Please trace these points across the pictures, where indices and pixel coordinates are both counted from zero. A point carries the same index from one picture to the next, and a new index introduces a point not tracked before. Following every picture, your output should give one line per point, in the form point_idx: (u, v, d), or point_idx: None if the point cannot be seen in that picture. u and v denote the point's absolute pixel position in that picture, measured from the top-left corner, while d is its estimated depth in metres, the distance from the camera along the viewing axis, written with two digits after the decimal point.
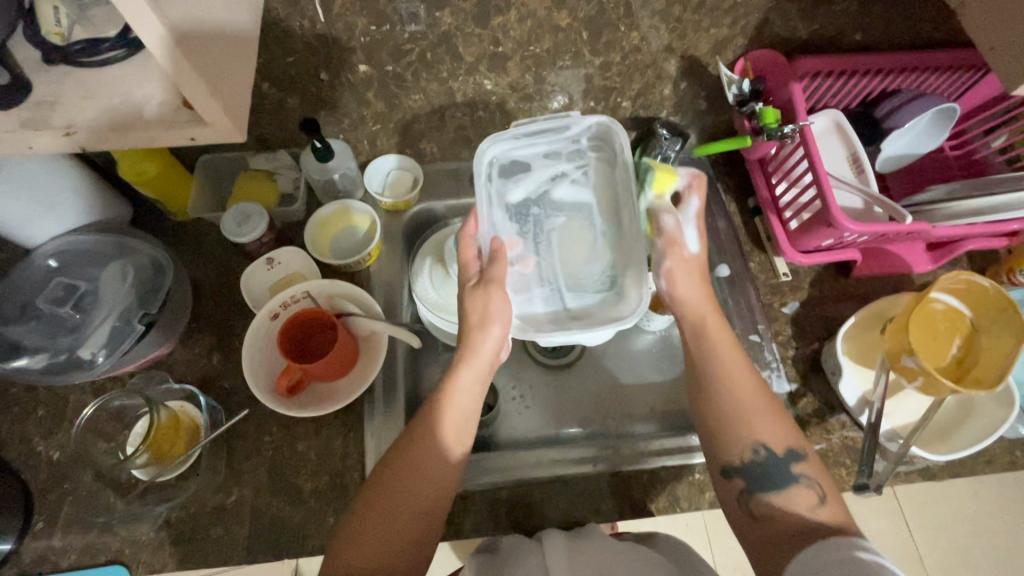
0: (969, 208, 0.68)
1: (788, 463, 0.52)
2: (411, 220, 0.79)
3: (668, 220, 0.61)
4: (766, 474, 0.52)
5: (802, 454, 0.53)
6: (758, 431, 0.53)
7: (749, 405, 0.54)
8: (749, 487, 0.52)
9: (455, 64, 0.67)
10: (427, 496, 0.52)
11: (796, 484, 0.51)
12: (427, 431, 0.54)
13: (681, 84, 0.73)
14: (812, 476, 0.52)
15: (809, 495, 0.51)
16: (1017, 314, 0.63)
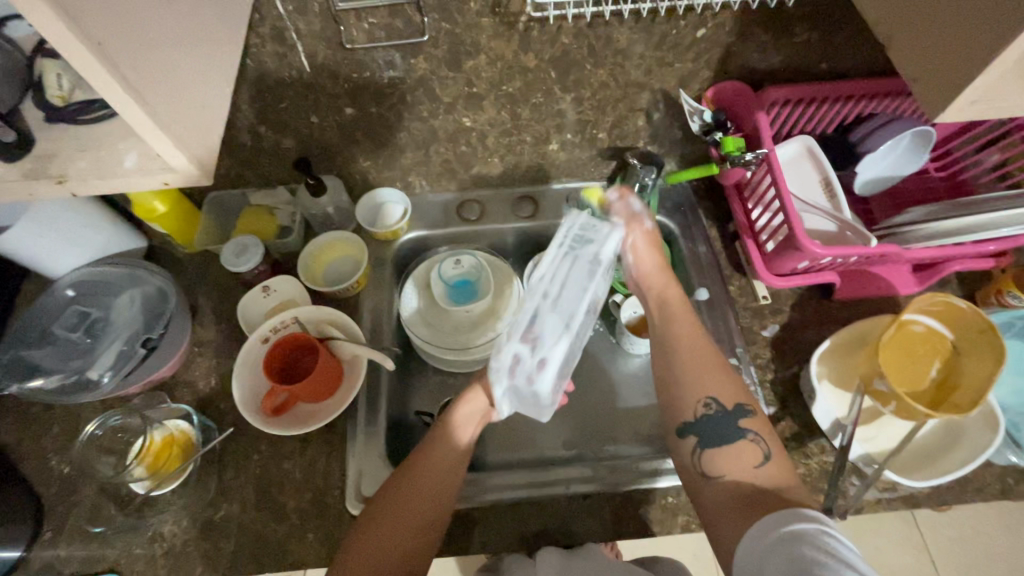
0: (943, 230, 0.67)
1: (738, 415, 0.56)
2: (401, 249, 0.84)
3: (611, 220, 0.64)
4: (716, 425, 0.56)
5: (749, 412, 0.56)
6: (713, 381, 0.58)
7: (704, 369, 0.58)
8: (702, 440, 0.55)
9: (434, 104, 0.72)
10: (425, 511, 0.57)
11: (746, 438, 0.55)
12: (428, 451, 0.60)
13: (653, 115, 0.76)
14: (756, 431, 0.55)
15: (756, 450, 0.54)
16: (996, 336, 0.62)
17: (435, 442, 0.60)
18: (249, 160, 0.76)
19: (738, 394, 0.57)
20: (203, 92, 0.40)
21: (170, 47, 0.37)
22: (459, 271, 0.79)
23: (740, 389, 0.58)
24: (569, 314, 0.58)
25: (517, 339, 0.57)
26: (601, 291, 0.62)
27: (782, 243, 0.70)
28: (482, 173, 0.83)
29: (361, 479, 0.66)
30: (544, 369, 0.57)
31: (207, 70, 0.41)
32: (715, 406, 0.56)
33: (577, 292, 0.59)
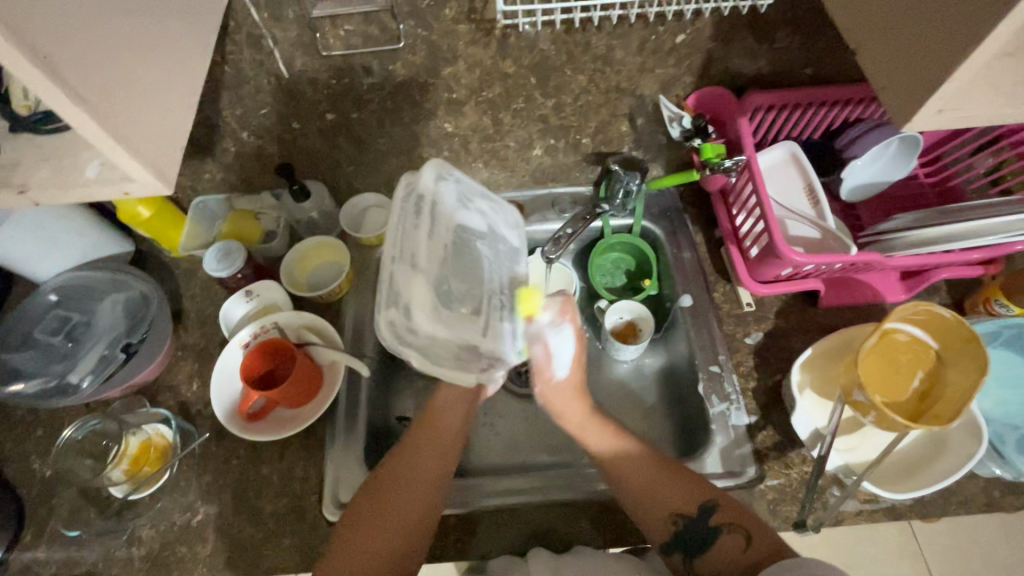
0: (928, 238, 0.66)
1: (705, 516, 0.56)
2: (387, 253, 0.84)
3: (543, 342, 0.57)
4: (692, 536, 0.56)
5: (714, 507, 0.56)
6: (671, 494, 0.58)
7: (659, 487, 0.58)
8: (685, 555, 0.56)
9: (415, 110, 0.72)
10: (410, 514, 0.56)
11: (721, 533, 0.55)
12: (405, 458, 0.60)
13: (636, 121, 0.76)
14: (729, 521, 0.55)
15: (735, 537, 0.54)
16: (979, 344, 0.60)
17: (412, 446, 0.60)
18: (232, 165, 0.76)
19: (701, 494, 0.57)
20: (167, 106, 0.41)
21: (127, 59, 0.37)
22: None
23: (703, 486, 0.58)
24: (418, 259, 0.53)
25: (384, 304, 0.53)
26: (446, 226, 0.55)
27: (763, 251, 0.70)
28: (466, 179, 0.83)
29: (338, 485, 0.66)
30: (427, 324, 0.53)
31: (172, 83, 0.41)
32: (684, 521, 0.56)
33: (410, 237, 0.53)
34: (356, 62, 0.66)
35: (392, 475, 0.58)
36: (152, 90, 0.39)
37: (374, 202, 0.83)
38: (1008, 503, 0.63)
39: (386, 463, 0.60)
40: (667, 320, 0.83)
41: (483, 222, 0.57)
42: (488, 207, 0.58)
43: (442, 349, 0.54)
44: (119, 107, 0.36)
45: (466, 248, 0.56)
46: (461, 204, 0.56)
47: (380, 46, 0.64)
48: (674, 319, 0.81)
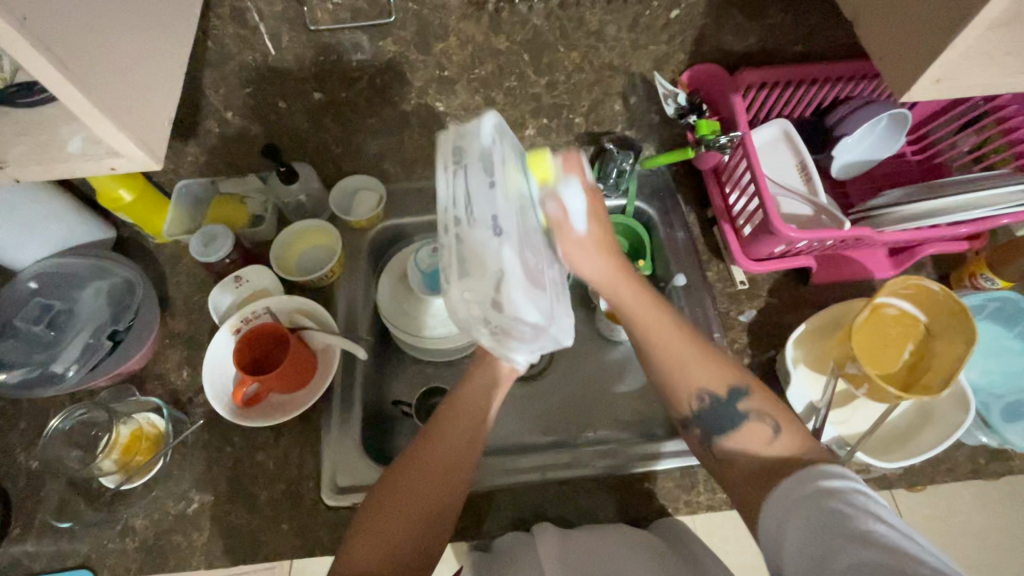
0: (917, 212, 0.67)
1: (735, 399, 0.56)
2: (377, 237, 0.83)
3: (553, 218, 0.52)
4: (715, 417, 0.56)
5: (746, 390, 0.56)
6: (699, 368, 0.57)
7: (660, 320, 0.58)
8: (705, 433, 0.56)
9: (405, 88, 0.71)
10: (432, 498, 0.55)
11: (749, 419, 0.55)
12: (435, 442, 0.58)
13: (629, 99, 0.76)
14: (760, 409, 0.55)
15: (764, 428, 0.54)
16: (968, 317, 0.62)
17: (443, 425, 0.59)
18: (216, 148, 0.74)
19: (730, 374, 0.57)
20: (152, 78, 0.39)
21: (105, 22, 0.35)
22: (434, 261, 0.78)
23: (736, 370, 0.57)
24: (496, 225, 0.43)
25: (459, 279, 0.43)
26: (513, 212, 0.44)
27: (757, 228, 0.70)
28: None
29: (336, 469, 0.65)
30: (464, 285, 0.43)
31: (154, 50, 0.40)
32: (709, 399, 0.56)
33: (480, 190, 0.44)
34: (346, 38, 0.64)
35: (416, 459, 0.57)
36: (134, 61, 0.38)
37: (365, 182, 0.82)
38: (993, 470, 0.64)
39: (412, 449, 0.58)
40: (661, 300, 0.83)
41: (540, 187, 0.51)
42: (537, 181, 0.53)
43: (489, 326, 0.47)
44: (103, 77, 0.35)
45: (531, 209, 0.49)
46: (519, 163, 0.49)
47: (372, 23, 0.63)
48: (668, 299, 0.81)
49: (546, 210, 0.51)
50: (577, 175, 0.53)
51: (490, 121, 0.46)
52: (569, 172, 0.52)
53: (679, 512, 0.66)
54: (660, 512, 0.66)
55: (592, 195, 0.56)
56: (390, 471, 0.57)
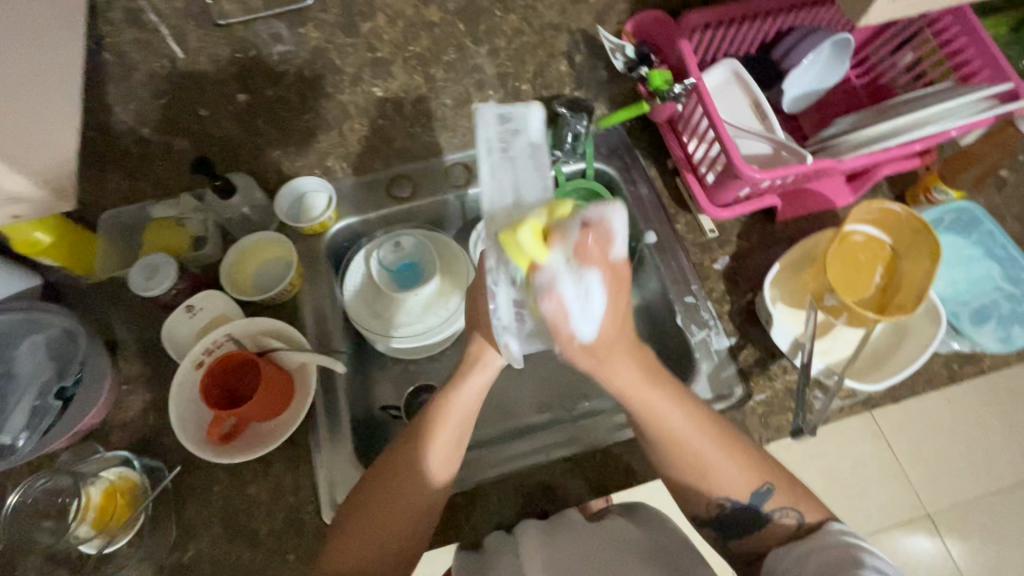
0: (869, 137, 0.68)
1: (760, 500, 0.57)
2: (333, 239, 0.78)
3: (551, 301, 0.45)
4: (744, 506, 0.57)
5: (770, 489, 0.57)
6: (719, 478, 0.57)
7: (709, 460, 0.56)
8: (721, 534, 0.59)
9: (337, 77, 0.78)
10: (425, 499, 0.57)
11: (775, 517, 0.57)
12: (420, 449, 0.57)
13: (573, 59, 0.78)
14: (783, 505, 0.57)
15: (789, 520, 0.56)
16: (930, 234, 0.64)
17: (434, 432, 0.58)
18: (150, 159, 0.74)
19: (757, 477, 0.57)
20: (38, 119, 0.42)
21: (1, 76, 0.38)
22: (400, 255, 0.78)
23: (759, 468, 0.57)
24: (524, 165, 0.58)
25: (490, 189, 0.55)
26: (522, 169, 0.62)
27: (721, 174, 0.69)
28: (407, 146, 0.79)
29: (334, 488, 0.63)
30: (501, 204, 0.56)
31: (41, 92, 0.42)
32: (730, 506, 0.57)
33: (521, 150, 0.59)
34: (265, 28, 0.79)
35: (396, 465, 0.57)
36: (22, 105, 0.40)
37: (313, 186, 0.75)
38: (968, 373, 0.67)
39: (388, 456, 0.58)
40: (634, 260, 0.82)
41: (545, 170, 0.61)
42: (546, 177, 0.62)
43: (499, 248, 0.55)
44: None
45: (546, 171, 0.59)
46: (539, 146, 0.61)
47: (295, 19, 0.80)
48: (641, 258, 0.81)
49: (548, 291, 0.45)
50: (600, 261, 0.44)
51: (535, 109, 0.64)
52: (596, 236, 0.44)
53: None
54: None
55: (620, 288, 0.46)
56: (368, 480, 0.58)
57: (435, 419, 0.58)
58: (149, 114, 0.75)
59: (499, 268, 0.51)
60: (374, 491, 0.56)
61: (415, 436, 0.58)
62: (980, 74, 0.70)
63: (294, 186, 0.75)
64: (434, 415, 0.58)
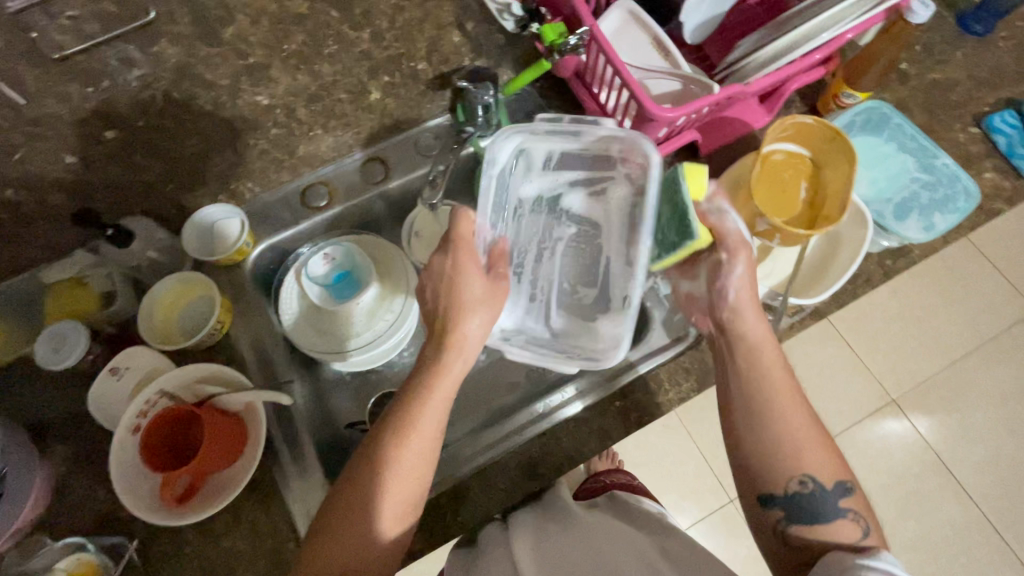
0: (771, 54, 0.67)
1: (840, 494, 0.53)
2: (254, 267, 0.74)
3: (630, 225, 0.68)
4: (816, 506, 0.53)
5: (851, 490, 0.54)
6: (819, 463, 0.54)
7: (806, 449, 0.55)
8: (787, 516, 0.54)
9: (212, 92, 0.73)
10: (400, 500, 0.53)
11: (846, 518, 0.52)
12: (393, 443, 0.53)
13: (463, 29, 0.76)
14: (857, 510, 0.53)
15: (855, 528, 0.52)
16: (844, 140, 0.65)
17: (413, 414, 0.54)
18: (31, 223, 0.68)
19: (846, 473, 0.55)
20: None
21: None
22: (331, 266, 0.74)
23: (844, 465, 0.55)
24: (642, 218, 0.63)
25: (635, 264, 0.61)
26: (546, 180, 0.70)
27: (636, 119, 0.67)
28: (312, 151, 0.74)
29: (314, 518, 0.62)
30: (612, 235, 0.70)
31: None
32: (812, 485, 0.53)
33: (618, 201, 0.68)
34: (118, 53, 0.73)
35: (376, 456, 0.54)
36: None
37: (221, 215, 0.70)
38: (901, 267, 0.69)
39: (365, 447, 0.55)
40: None
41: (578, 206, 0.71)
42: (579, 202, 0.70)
43: (594, 271, 0.70)
44: None
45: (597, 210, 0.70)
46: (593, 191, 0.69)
47: (153, 38, 0.74)
48: None
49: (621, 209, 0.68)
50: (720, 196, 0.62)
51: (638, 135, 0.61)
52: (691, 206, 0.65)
53: (658, 416, 0.67)
54: (640, 422, 0.67)
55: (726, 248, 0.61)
56: (348, 472, 0.54)
57: (415, 406, 0.55)
58: (13, 172, 0.68)
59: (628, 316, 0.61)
60: (344, 492, 0.53)
61: (402, 412, 0.54)
62: None
63: (201, 220, 0.69)
64: (418, 396, 0.55)
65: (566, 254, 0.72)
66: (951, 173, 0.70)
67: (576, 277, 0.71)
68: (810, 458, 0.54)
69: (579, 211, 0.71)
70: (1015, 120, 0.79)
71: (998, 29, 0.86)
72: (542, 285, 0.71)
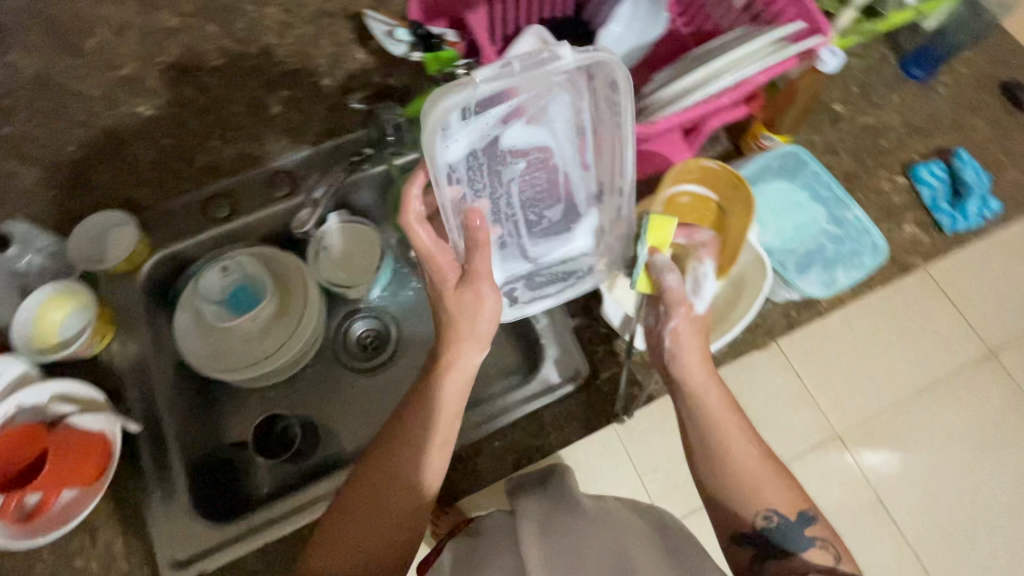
0: (680, 92, 0.64)
1: (804, 523, 0.55)
2: (150, 277, 0.71)
3: (587, 150, 0.63)
4: (783, 539, 0.54)
5: (812, 515, 0.55)
6: (779, 493, 0.56)
7: (767, 477, 0.56)
8: (761, 553, 0.54)
9: (91, 102, 0.72)
10: (401, 505, 0.53)
11: (814, 544, 0.54)
12: (393, 452, 0.54)
13: (368, 46, 0.75)
14: (823, 535, 0.55)
15: (826, 552, 0.54)
16: (745, 188, 0.64)
17: (420, 411, 0.55)
18: None
19: (803, 500, 0.56)
20: None
21: None
22: (231, 279, 0.72)
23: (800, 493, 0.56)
24: (612, 127, 0.57)
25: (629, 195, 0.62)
26: (477, 124, 0.56)
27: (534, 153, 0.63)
28: (210, 162, 0.72)
29: (174, 542, 0.61)
30: (565, 156, 0.64)
31: None
32: (776, 520, 0.55)
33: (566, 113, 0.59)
34: None
35: (376, 460, 0.55)
36: None
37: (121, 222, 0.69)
38: (805, 319, 0.67)
39: (367, 455, 0.56)
40: None
41: (516, 129, 0.60)
42: (516, 127, 0.60)
43: (552, 194, 0.68)
44: None
45: (542, 127, 0.60)
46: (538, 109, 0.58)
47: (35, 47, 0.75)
48: None
49: (566, 127, 0.60)
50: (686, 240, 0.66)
51: (598, 52, 0.49)
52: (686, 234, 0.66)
53: (539, 457, 0.65)
54: (518, 464, 0.65)
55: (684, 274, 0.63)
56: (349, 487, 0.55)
57: (419, 418, 0.55)
58: None
59: (628, 228, 0.65)
60: (340, 509, 0.54)
61: (413, 416, 0.55)
62: (786, 13, 0.68)
63: (103, 217, 0.69)
64: (419, 403, 0.56)
65: (519, 187, 0.67)
66: (860, 227, 0.68)
67: (537, 206, 0.69)
68: (771, 493, 0.55)
69: (518, 144, 0.62)
70: (943, 172, 0.76)
71: (938, 72, 0.83)
72: (509, 225, 0.69)
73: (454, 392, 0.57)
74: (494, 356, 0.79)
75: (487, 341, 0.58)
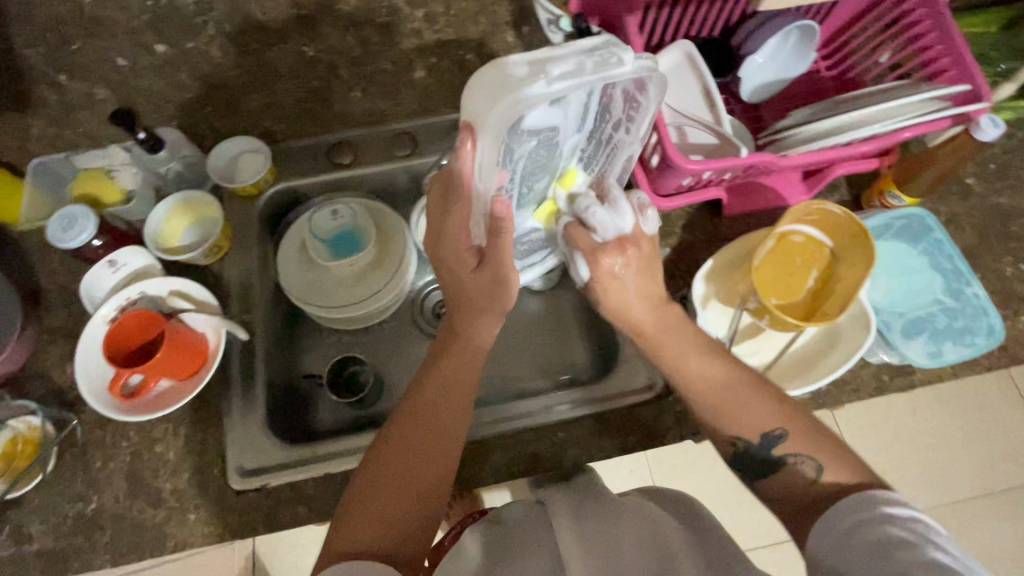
0: (819, 131, 0.63)
1: (770, 443, 0.52)
2: (267, 204, 0.76)
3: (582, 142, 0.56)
4: (763, 462, 0.52)
5: (782, 433, 0.52)
6: (754, 416, 0.52)
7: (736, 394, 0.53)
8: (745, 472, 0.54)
9: (258, 35, 0.78)
10: (428, 476, 0.51)
11: (787, 461, 0.51)
12: (413, 419, 0.53)
13: (520, 31, 0.77)
14: (799, 450, 0.51)
15: (805, 467, 0.50)
16: (867, 239, 0.61)
17: (437, 372, 0.56)
18: (72, 118, 0.75)
19: (771, 420, 0.52)
20: None
21: None
22: (338, 224, 0.75)
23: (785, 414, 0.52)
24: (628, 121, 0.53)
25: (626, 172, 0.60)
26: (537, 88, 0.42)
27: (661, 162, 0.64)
28: (348, 111, 0.76)
29: (242, 452, 0.64)
30: (571, 132, 0.53)
31: None
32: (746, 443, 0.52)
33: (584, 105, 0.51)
34: None
35: (400, 430, 0.53)
36: None
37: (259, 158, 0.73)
38: (897, 386, 0.65)
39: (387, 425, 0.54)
40: None
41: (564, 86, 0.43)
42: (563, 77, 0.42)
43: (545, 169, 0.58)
44: None
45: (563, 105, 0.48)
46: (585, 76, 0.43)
47: None
48: None
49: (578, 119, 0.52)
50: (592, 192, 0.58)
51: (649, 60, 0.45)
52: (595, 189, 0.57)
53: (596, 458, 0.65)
54: (575, 460, 0.65)
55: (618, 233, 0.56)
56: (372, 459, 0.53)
57: (441, 384, 0.55)
58: (88, 70, 0.77)
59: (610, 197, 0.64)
60: (362, 481, 0.51)
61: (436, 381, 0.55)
62: (945, 73, 0.66)
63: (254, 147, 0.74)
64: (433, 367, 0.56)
65: (524, 160, 0.54)
66: (978, 306, 0.66)
67: (530, 177, 0.58)
68: (748, 419, 0.52)
69: (539, 124, 0.49)
70: None
71: None
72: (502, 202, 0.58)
73: (460, 357, 0.56)
74: (564, 351, 0.79)
75: (501, 312, 0.55)
